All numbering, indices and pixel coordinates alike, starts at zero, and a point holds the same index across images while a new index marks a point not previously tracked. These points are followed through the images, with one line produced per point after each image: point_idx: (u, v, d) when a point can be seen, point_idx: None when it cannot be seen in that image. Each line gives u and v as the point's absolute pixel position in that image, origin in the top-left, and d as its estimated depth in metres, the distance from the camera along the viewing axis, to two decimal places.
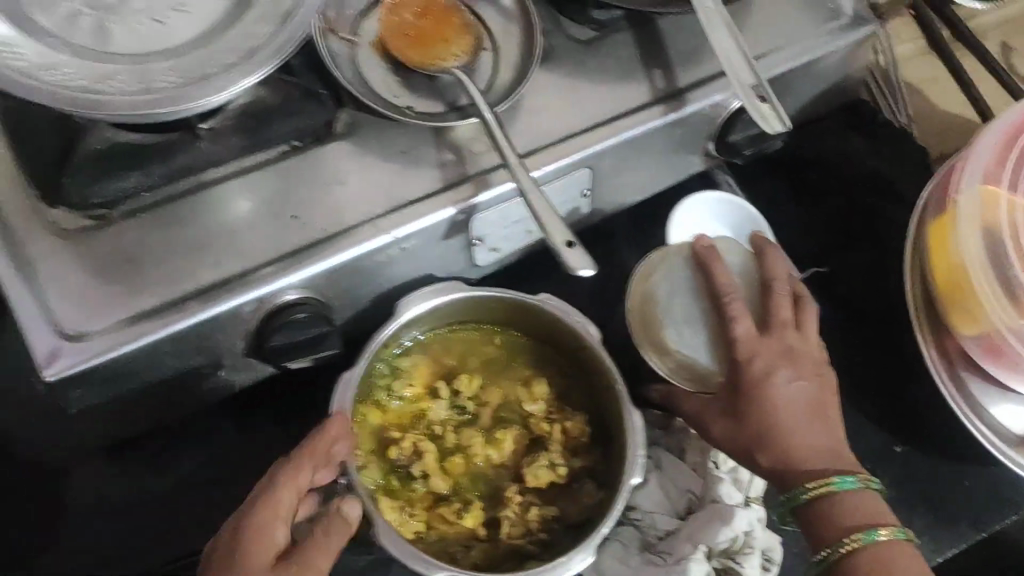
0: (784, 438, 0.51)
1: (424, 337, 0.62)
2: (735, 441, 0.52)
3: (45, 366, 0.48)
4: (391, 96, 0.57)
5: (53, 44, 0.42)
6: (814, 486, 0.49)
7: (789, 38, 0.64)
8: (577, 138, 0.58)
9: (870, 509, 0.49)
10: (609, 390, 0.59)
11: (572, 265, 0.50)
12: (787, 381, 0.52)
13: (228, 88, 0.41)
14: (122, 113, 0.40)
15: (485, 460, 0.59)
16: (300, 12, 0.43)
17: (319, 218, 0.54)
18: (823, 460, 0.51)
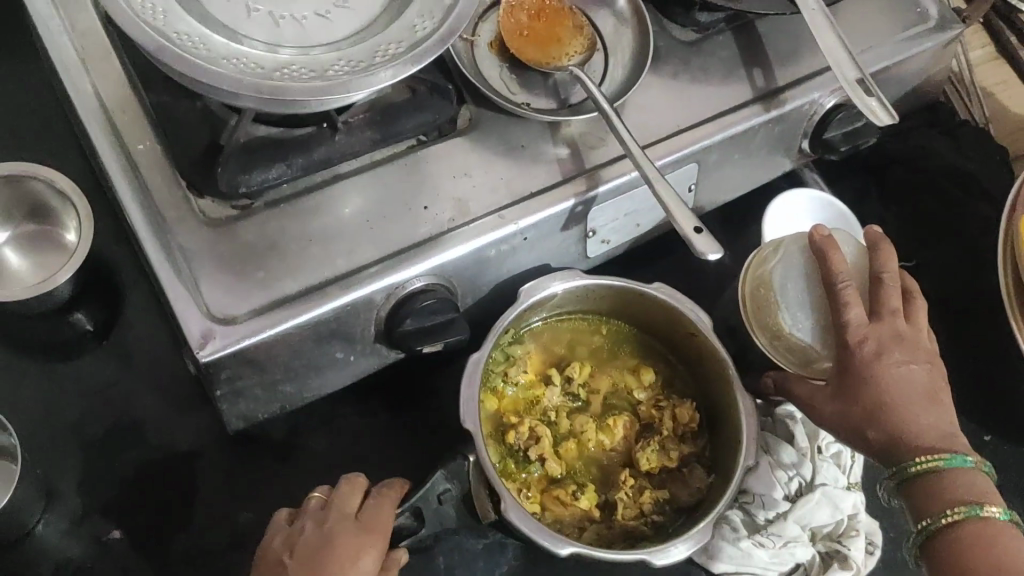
0: (894, 417, 0.51)
1: (536, 326, 0.61)
2: (844, 420, 0.53)
3: (198, 348, 0.49)
4: (509, 93, 0.59)
5: (231, 35, 0.45)
6: (925, 461, 0.49)
7: (879, 39, 0.67)
8: (685, 133, 0.60)
9: (980, 491, 0.49)
10: (717, 376, 0.58)
11: (701, 250, 0.53)
12: (900, 362, 0.52)
13: (394, 75, 0.44)
14: (303, 99, 0.42)
15: (596, 445, 0.58)
16: (459, 5, 0.46)
17: (446, 209, 0.55)
18: (933, 440, 0.51)
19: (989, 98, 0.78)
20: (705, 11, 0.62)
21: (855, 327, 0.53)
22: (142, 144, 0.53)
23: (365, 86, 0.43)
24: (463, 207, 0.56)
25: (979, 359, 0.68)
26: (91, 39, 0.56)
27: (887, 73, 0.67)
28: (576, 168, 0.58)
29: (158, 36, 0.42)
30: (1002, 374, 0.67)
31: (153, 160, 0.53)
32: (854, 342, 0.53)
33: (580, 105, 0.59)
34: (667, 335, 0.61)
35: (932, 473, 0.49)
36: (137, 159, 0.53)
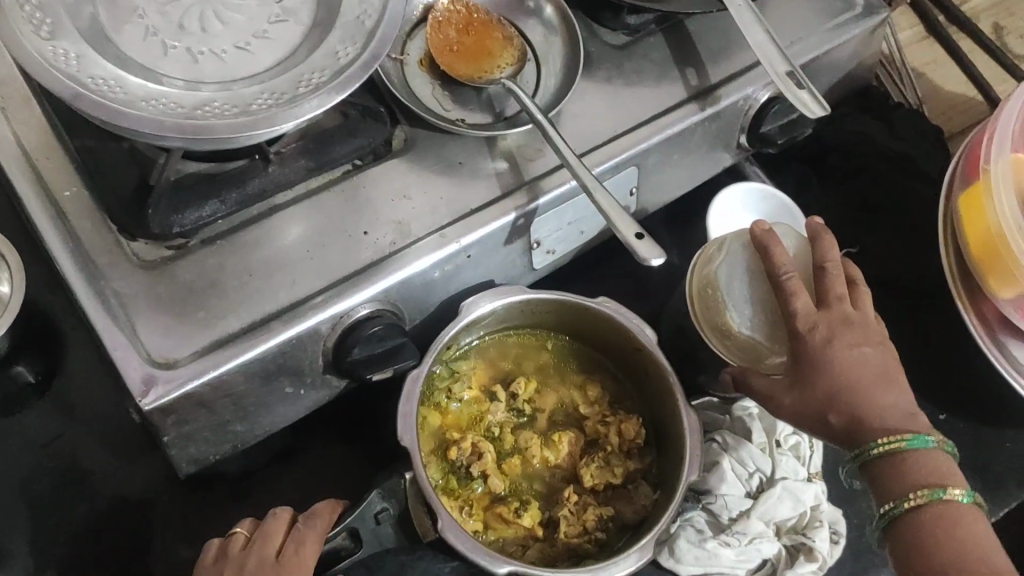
0: (853, 403, 0.51)
1: (480, 341, 0.60)
2: (804, 410, 0.53)
3: (140, 396, 0.47)
4: (443, 110, 0.58)
5: (149, 76, 0.44)
6: (890, 443, 0.50)
7: (807, 30, 0.67)
8: (621, 138, 0.60)
9: (943, 471, 0.50)
10: (664, 393, 0.57)
11: (642, 255, 0.53)
12: (852, 346, 0.52)
13: (320, 106, 0.43)
14: (227, 136, 0.41)
15: (542, 461, 0.58)
16: (382, 29, 0.45)
17: (387, 232, 0.55)
18: (896, 422, 0.51)
19: (921, 78, 0.79)
20: (633, 14, 0.63)
21: (803, 317, 0.53)
22: (69, 191, 0.52)
23: (291, 119, 0.42)
24: (404, 229, 0.55)
25: (929, 339, 0.69)
26: (8, 86, 0.55)
27: (818, 62, 0.67)
28: (516, 180, 0.58)
29: (73, 82, 0.41)
30: (952, 352, 0.68)
31: (81, 208, 0.52)
32: (805, 331, 0.52)
33: (516, 117, 0.59)
34: (616, 352, 0.60)
35: (897, 455, 0.50)
36: (64, 206, 0.51)
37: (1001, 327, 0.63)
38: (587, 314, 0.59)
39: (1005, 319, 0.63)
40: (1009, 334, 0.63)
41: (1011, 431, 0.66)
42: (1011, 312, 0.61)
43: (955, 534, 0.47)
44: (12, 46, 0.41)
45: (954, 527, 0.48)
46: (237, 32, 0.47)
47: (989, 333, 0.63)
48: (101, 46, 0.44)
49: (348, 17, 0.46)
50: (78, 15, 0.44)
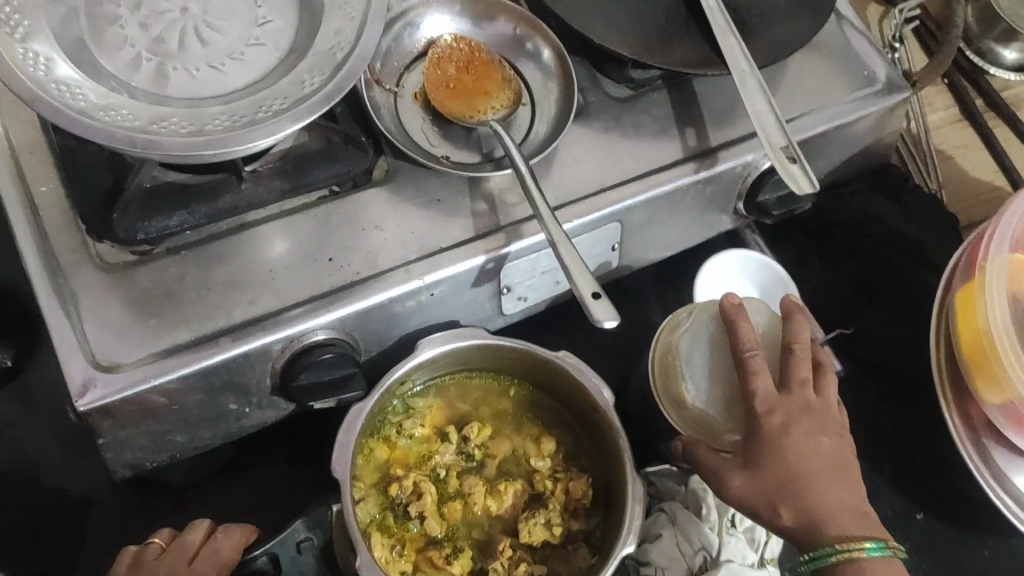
0: (805, 489, 0.49)
1: (439, 380, 0.59)
2: (752, 495, 0.50)
3: (79, 396, 0.48)
4: (429, 146, 0.58)
5: (115, 85, 0.45)
6: (848, 549, 0.47)
7: (823, 101, 0.65)
8: (608, 192, 0.59)
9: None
10: (615, 457, 0.55)
11: (597, 316, 0.52)
12: (807, 432, 0.51)
13: (274, 134, 0.43)
14: (174, 154, 0.41)
15: (483, 509, 0.57)
16: (350, 62, 0.45)
17: (354, 261, 0.55)
18: (846, 524, 0.48)
19: (947, 162, 0.76)
20: (638, 69, 0.61)
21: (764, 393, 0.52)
22: (45, 186, 0.53)
23: (242, 144, 0.42)
24: (372, 260, 0.55)
25: (915, 433, 0.66)
26: None
27: (830, 135, 0.65)
28: (492, 223, 0.57)
29: (33, 85, 0.42)
30: (938, 454, 0.65)
31: (54, 204, 0.53)
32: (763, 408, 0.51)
33: (503, 159, 0.59)
34: (577, 409, 0.59)
35: (855, 563, 0.47)
36: (38, 202, 0.53)
37: (987, 431, 0.61)
38: (548, 367, 0.58)
39: (991, 422, 0.61)
40: (994, 439, 0.60)
41: (991, 539, 0.63)
42: (997, 419, 0.58)
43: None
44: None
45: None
46: (214, 51, 0.48)
47: (973, 438, 0.61)
48: (75, 54, 0.45)
49: (323, 48, 0.46)
50: (57, 21, 0.45)
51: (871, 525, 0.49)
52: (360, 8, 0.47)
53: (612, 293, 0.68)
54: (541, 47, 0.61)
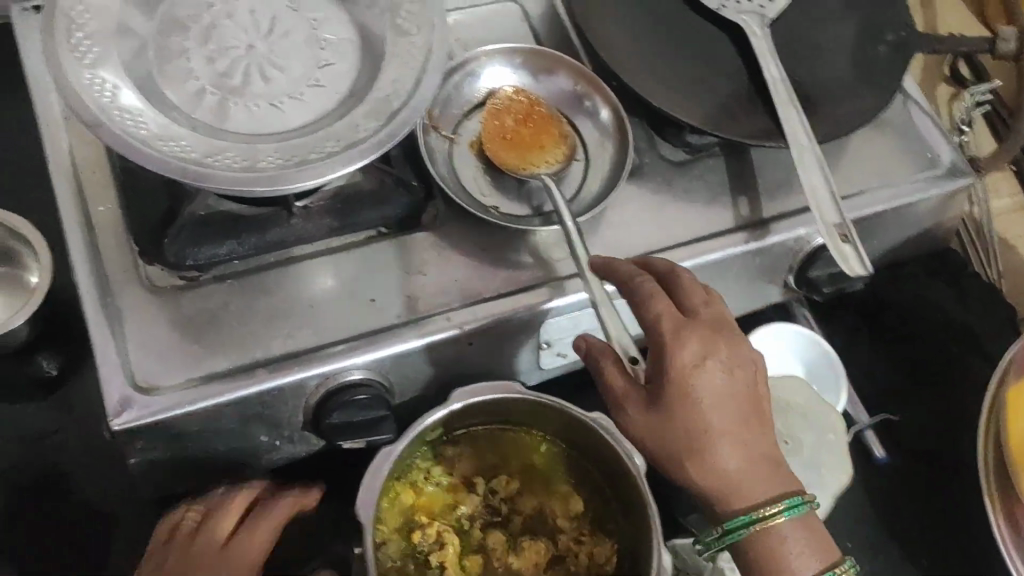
0: (695, 447, 0.48)
1: (472, 429, 0.59)
2: (659, 445, 0.49)
3: (114, 415, 0.48)
4: (479, 195, 0.58)
5: (177, 116, 0.46)
6: (762, 515, 0.47)
7: (881, 180, 0.64)
8: (654, 255, 0.59)
9: (789, 532, 0.48)
10: (642, 529, 0.55)
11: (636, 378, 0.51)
12: (687, 386, 0.48)
13: (325, 175, 0.43)
14: (226, 188, 0.42)
15: (504, 566, 0.57)
16: (406, 112, 0.46)
17: (395, 304, 0.55)
18: (731, 494, 0.48)
19: (1008, 252, 0.75)
20: (694, 134, 0.61)
21: (654, 349, 0.49)
22: (103, 207, 0.54)
23: (293, 182, 0.43)
24: (413, 305, 0.55)
25: (951, 526, 0.66)
26: None
27: (889, 215, 0.64)
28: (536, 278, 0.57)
29: (98, 112, 0.43)
30: (971, 527, 0.65)
31: (110, 223, 0.54)
32: (679, 364, 0.48)
33: (552, 214, 0.59)
34: (608, 473, 0.58)
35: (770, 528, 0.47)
36: (95, 220, 0.54)
37: None
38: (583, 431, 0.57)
39: None
40: None
41: None
42: None
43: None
44: (56, 75, 0.43)
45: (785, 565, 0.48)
46: (276, 90, 0.49)
47: (1016, 539, 0.58)
48: (143, 84, 0.46)
49: (379, 94, 0.47)
50: (128, 52, 0.47)
51: (772, 486, 0.48)
52: (419, 58, 0.48)
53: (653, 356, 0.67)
54: (601, 106, 0.61)
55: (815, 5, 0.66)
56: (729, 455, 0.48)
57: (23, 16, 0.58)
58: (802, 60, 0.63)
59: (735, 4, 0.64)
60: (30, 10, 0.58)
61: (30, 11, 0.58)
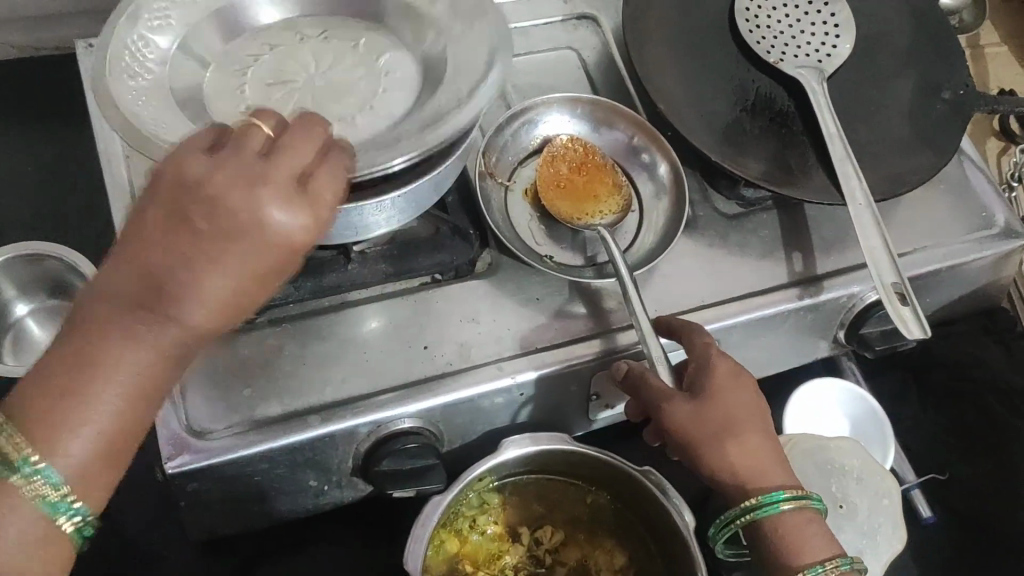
0: (721, 436, 0.50)
1: (518, 479, 0.58)
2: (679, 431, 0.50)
3: (169, 458, 0.48)
4: (534, 243, 0.59)
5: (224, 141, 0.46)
6: (787, 501, 0.48)
7: (935, 239, 0.64)
8: (708, 308, 0.58)
9: (805, 525, 0.49)
10: None
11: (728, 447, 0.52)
12: (726, 386, 0.50)
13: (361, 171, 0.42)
14: None
15: None
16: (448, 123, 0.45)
17: (448, 351, 0.55)
18: (751, 482, 0.50)
19: None
20: (750, 188, 0.62)
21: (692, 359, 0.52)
22: None
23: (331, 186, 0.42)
24: (465, 352, 0.55)
25: None
26: None
27: (946, 273, 0.63)
28: (588, 330, 0.57)
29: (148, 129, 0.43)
30: None
31: None
32: (715, 368, 0.51)
33: (605, 265, 0.59)
34: (654, 526, 0.57)
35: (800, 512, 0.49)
36: None
37: None
38: (630, 482, 0.56)
39: None
40: None
41: None
42: None
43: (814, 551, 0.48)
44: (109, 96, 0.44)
45: (793, 545, 0.48)
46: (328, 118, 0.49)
47: None
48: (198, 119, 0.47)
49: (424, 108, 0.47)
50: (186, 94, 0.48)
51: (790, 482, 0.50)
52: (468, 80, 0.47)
53: None
54: (658, 160, 0.61)
55: (873, 60, 0.66)
56: (756, 454, 0.50)
57: (90, 54, 0.58)
58: (860, 115, 0.63)
59: (793, 57, 0.64)
60: None
61: None
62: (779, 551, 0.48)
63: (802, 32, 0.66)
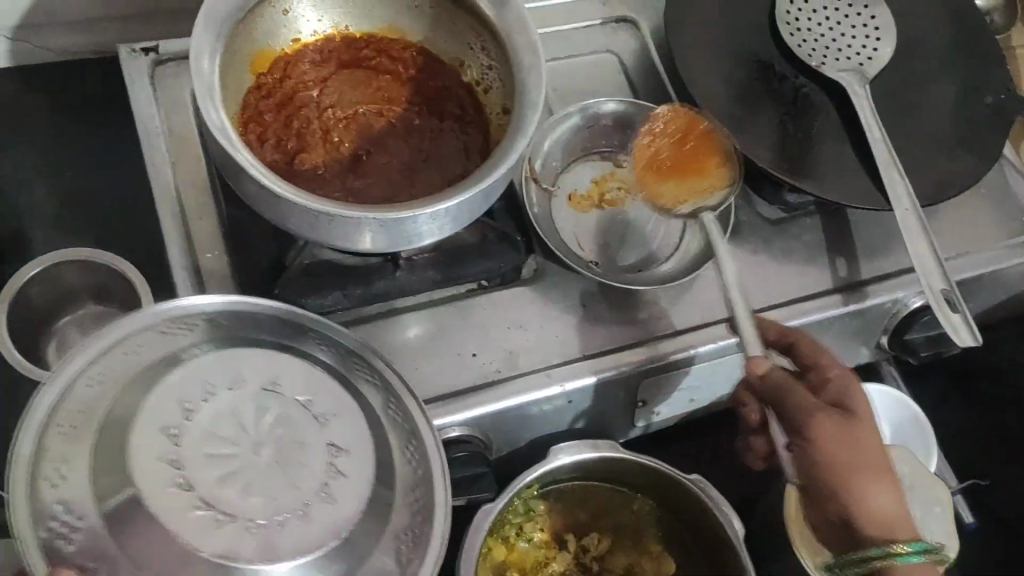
0: (823, 409, 0.50)
1: (563, 484, 0.58)
2: (779, 392, 0.50)
3: None
4: (579, 249, 0.59)
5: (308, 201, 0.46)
6: (929, 555, 0.49)
7: (977, 243, 0.64)
8: (754, 315, 0.58)
9: (887, 491, 0.50)
10: None
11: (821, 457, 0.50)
12: (828, 375, 0.53)
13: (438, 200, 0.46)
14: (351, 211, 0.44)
15: None
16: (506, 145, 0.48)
17: (497, 359, 0.55)
18: (853, 453, 0.49)
19: None
20: (794, 193, 0.61)
21: (770, 331, 0.55)
22: (211, 253, 0.54)
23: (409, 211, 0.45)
24: (513, 360, 0.55)
25: None
26: (184, 140, 0.57)
27: (990, 276, 0.63)
28: (635, 335, 0.57)
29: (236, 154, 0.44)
30: None
31: (217, 271, 0.54)
32: (810, 348, 0.54)
33: (650, 271, 0.58)
34: (702, 534, 0.57)
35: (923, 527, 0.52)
36: (204, 269, 0.54)
37: None
38: (680, 491, 0.56)
39: None
40: None
41: None
42: None
43: (891, 496, 0.50)
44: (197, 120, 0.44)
45: (871, 491, 0.50)
46: None
47: None
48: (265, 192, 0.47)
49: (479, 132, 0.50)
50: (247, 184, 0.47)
51: (881, 456, 0.51)
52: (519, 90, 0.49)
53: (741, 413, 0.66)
54: None
55: (914, 61, 0.65)
56: (854, 425, 0.50)
57: (133, 59, 0.58)
58: (902, 119, 0.63)
59: (834, 60, 0.64)
60: (139, 52, 0.59)
61: (138, 52, 0.58)
62: (859, 501, 0.50)
63: (843, 33, 0.65)
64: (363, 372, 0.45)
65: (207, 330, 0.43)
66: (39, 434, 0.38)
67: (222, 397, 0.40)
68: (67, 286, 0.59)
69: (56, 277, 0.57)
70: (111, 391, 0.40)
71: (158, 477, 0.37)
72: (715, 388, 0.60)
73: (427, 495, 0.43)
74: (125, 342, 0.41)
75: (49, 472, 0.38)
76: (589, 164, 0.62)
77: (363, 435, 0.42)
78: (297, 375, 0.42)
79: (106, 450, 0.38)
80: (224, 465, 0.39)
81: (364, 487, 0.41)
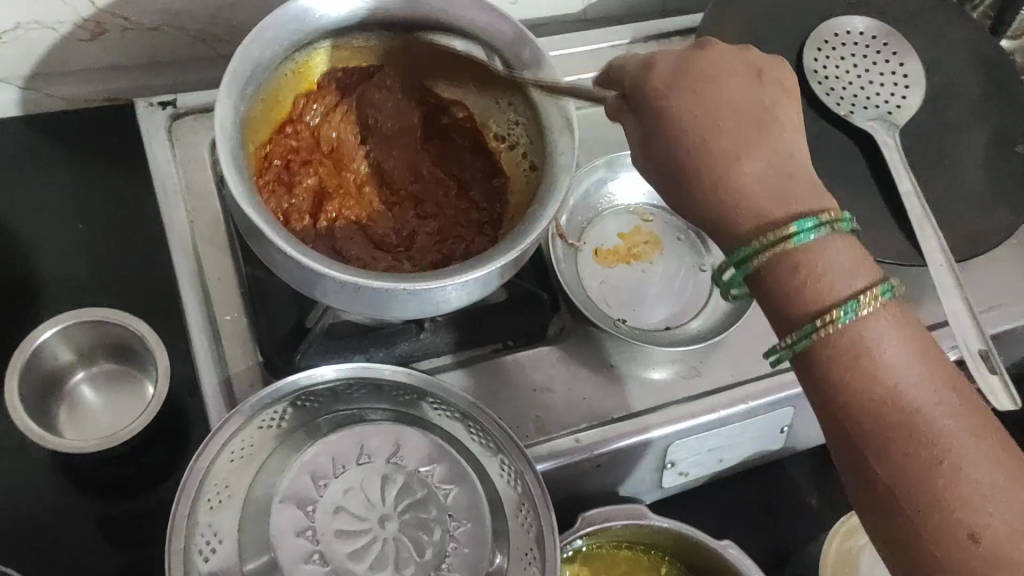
0: (739, 180, 0.41)
1: (588, 549, 0.57)
2: (753, 186, 0.41)
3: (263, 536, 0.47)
4: (606, 306, 0.58)
5: (348, 291, 0.43)
6: (865, 303, 0.37)
7: (1011, 297, 0.63)
8: (784, 373, 0.57)
9: (920, 370, 0.36)
10: None
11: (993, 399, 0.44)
12: (690, 87, 0.43)
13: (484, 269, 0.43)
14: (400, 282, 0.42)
15: None
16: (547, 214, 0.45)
17: (522, 421, 0.53)
18: (826, 261, 0.38)
19: None
20: None
21: (658, 78, 0.45)
22: (230, 315, 0.53)
23: (455, 278, 0.43)
24: (540, 423, 0.53)
25: None
26: (202, 198, 0.56)
27: (1021, 330, 0.62)
28: (664, 396, 0.55)
29: (272, 232, 0.42)
30: None
31: (237, 335, 0.52)
32: (660, 87, 0.44)
33: (679, 329, 0.57)
34: None
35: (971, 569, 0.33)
36: (223, 330, 0.52)
37: None
38: (709, 557, 0.55)
39: None
40: None
41: None
42: None
43: (944, 412, 0.36)
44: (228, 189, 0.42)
45: (901, 365, 0.37)
46: None
47: None
48: (300, 279, 0.44)
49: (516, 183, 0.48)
50: (287, 270, 0.44)
51: (862, 271, 0.39)
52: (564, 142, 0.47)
53: (772, 467, 0.64)
54: None
55: (944, 112, 0.64)
56: (820, 238, 0.38)
57: (151, 114, 0.58)
58: (932, 172, 0.62)
59: (863, 110, 0.62)
60: (157, 106, 0.59)
61: (156, 106, 0.58)
62: (879, 382, 0.36)
63: (869, 82, 0.63)
64: (475, 435, 0.47)
65: (332, 401, 0.47)
66: (190, 505, 0.42)
67: (353, 474, 0.45)
68: (78, 346, 0.57)
69: (67, 334, 0.55)
70: (258, 464, 0.44)
71: (298, 551, 0.42)
72: (743, 448, 0.58)
73: (540, 560, 0.44)
74: (260, 415, 0.45)
75: (197, 541, 0.41)
76: (615, 218, 0.62)
77: (478, 505, 0.45)
78: (418, 449, 0.46)
79: (253, 525, 0.43)
80: (354, 540, 0.43)
81: (484, 552, 0.44)
